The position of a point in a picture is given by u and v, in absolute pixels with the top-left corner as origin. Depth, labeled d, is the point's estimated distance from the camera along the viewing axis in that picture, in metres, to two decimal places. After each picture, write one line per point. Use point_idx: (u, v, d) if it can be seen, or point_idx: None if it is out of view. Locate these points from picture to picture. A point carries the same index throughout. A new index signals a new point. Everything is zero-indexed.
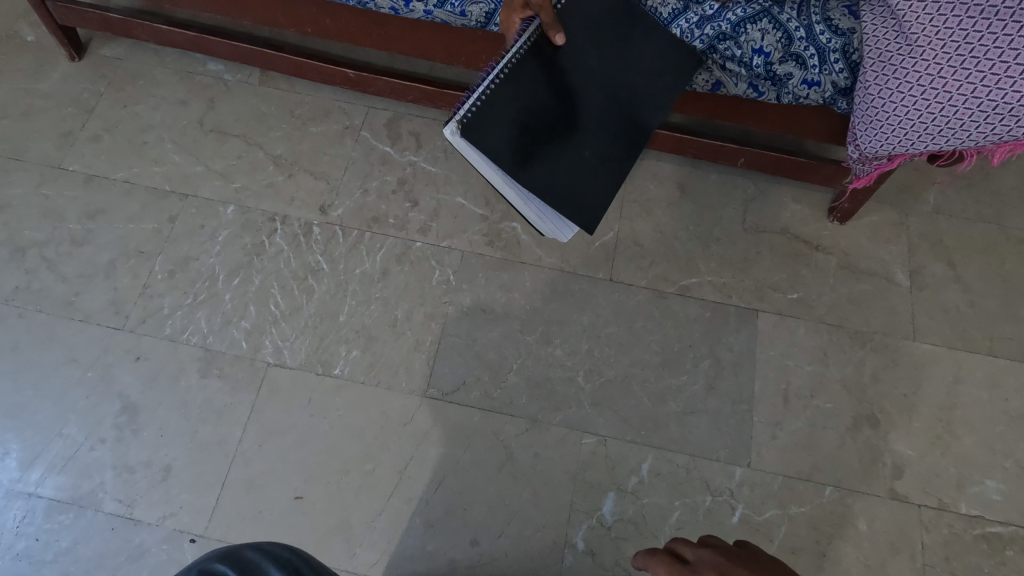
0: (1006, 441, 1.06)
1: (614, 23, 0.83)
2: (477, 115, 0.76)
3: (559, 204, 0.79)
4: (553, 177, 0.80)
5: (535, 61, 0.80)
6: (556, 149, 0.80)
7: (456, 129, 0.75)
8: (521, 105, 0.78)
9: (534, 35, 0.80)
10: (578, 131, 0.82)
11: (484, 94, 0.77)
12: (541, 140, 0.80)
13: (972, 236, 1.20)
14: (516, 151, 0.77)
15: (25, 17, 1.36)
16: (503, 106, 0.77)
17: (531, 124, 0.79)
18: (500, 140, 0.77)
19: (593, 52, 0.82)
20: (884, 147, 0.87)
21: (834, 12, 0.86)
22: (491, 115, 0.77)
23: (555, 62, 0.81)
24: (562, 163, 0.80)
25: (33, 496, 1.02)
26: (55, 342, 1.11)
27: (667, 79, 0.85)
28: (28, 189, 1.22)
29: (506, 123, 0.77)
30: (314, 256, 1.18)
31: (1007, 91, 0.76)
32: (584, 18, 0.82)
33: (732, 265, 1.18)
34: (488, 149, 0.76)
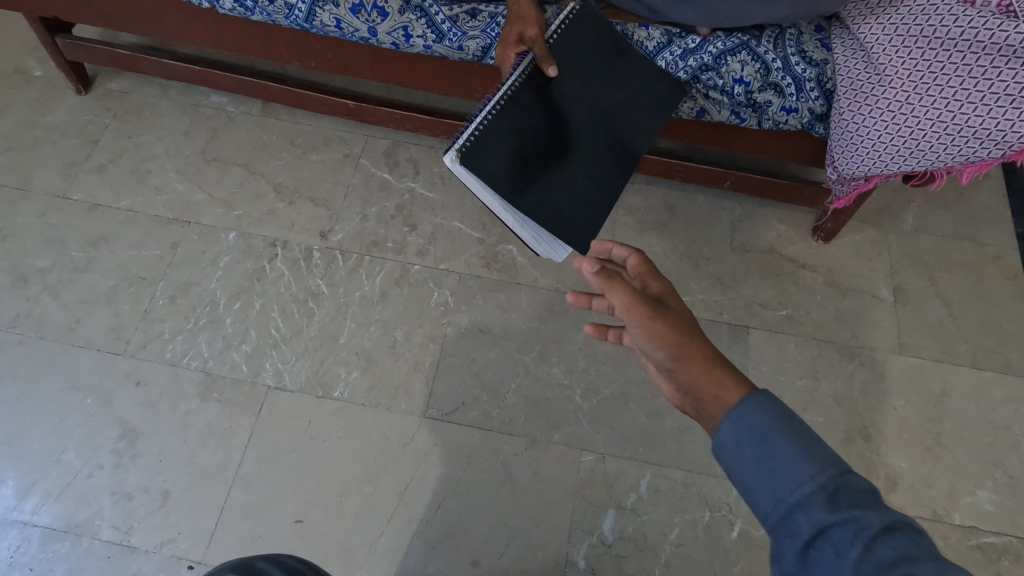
0: (995, 451, 1.09)
1: (604, 54, 0.89)
2: (475, 144, 0.80)
3: (554, 225, 0.83)
4: (547, 200, 0.84)
5: (530, 92, 0.84)
6: (551, 174, 0.85)
7: (456, 157, 0.79)
8: (516, 134, 0.82)
9: (529, 66, 0.85)
10: (571, 158, 0.86)
11: (481, 125, 0.81)
12: (537, 166, 0.84)
13: (950, 253, 1.25)
14: (514, 177, 0.81)
15: (34, 53, 1.41)
16: (502, 135, 0.81)
17: (528, 151, 0.83)
18: (499, 167, 0.81)
19: (585, 82, 0.88)
20: (860, 168, 0.92)
21: (808, 44, 0.92)
22: (490, 144, 0.81)
23: (549, 91, 0.86)
24: (556, 187, 0.85)
25: (28, 525, 1.01)
26: (55, 369, 1.12)
27: (654, 106, 0.91)
28: (32, 219, 1.24)
29: (505, 151, 0.81)
30: (314, 280, 1.20)
31: (970, 116, 0.81)
32: (576, 51, 0.87)
33: (722, 283, 1.21)
34: (486, 175, 0.80)
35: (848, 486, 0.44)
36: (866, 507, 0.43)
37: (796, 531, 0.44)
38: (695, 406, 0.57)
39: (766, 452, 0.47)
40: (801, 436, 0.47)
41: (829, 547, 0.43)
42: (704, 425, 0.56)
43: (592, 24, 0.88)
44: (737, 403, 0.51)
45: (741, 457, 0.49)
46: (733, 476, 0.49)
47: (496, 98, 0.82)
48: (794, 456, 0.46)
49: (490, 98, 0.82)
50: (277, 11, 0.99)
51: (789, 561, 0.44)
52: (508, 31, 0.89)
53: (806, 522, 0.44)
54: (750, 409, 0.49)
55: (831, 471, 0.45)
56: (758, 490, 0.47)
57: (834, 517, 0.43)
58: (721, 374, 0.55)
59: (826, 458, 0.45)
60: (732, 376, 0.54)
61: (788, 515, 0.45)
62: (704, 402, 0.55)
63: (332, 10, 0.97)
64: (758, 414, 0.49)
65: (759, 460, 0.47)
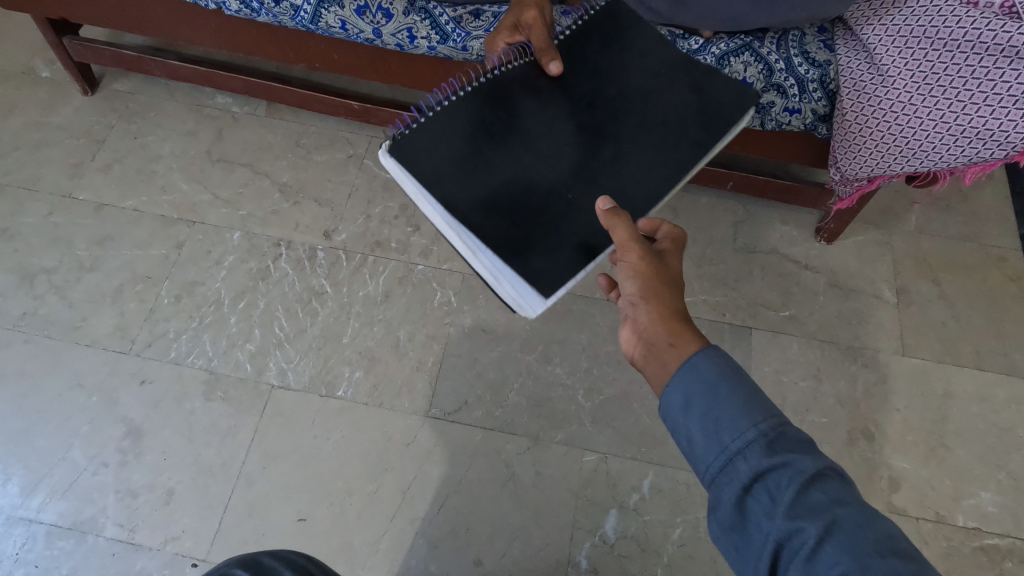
0: (998, 453, 1.09)
1: (609, 59, 0.74)
2: (418, 138, 0.66)
3: (509, 252, 0.63)
4: (502, 219, 0.65)
5: (507, 97, 0.71)
6: (510, 187, 0.67)
7: (389, 148, 0.65)
8: (473, 137, 0.68)
9: (515, 65, 0.72)
10: (542, 169, 0.68)
11: (431, 117, 0.67)
12: (494, 176, 0.67)
13: (953, 254, 1.25)
14: (462, 186, 0.65)
15: (41, 55, 1.42)
16: (456, 136, 0.67)
17: (490, 161, 0.68)
18: (442, 169, 0.66)
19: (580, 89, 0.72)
20: (864, 168, 0.92)
21: (811, 46, 0.93)
22: (438, 144, 0.67)
23: (533, 94, 0.72)
24: (517, 204, 0.66)
25: (34, 522, 1.01)
26: (61, 367, 1.12)
27: (668, 115, 0.70)
28: (38, 218, 1.25)
29: (458, 156, 0.67)
30: (317, 280, 1.21)
31: (973, 116, 0.80)
32: (575, 54, 0.74)
33: (725, 284, 1.22)
34: (423, 175, 0.65)
35: (786, 438, 0.48)
36: (800, 453, 0.47)
37: (736, 480, 0.47)
38: (643, 350, 0.59)
39: (713, 403, 0.51)
40: (747, 390, 0.51)
41: (765, 492, 0.46)
42: (647, 368, 0.59)
43: (601, 26, 0.75)
44: (692, 356, 0.54)
45: (691, 411, 0.52)
46: (677, 428, 0.53)
47: (461, 94, 0.69)
48: (740, 406, 0.50)
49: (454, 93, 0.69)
50: (283, 13, 1.00)
51: (726, 509, 0.47)
52: (504, 23, 0.88)
53: (746, 466, 0.47)
54: (701, 362, 0.53)
55: (771, 424, 0.48)
56: (702, 441, 0.50)
57: (771, 465, 0.47)
58: (682, 327, 0.58)
59: (768, 410, 0.49)
60: (691, 331, 0.57)
61: (729, 466, 0.48)
62: (657, 347, 0.57)
63: (337, 11, 0.97)
64: (708, 368, 0.52)
65: (707, 411, 0.51)
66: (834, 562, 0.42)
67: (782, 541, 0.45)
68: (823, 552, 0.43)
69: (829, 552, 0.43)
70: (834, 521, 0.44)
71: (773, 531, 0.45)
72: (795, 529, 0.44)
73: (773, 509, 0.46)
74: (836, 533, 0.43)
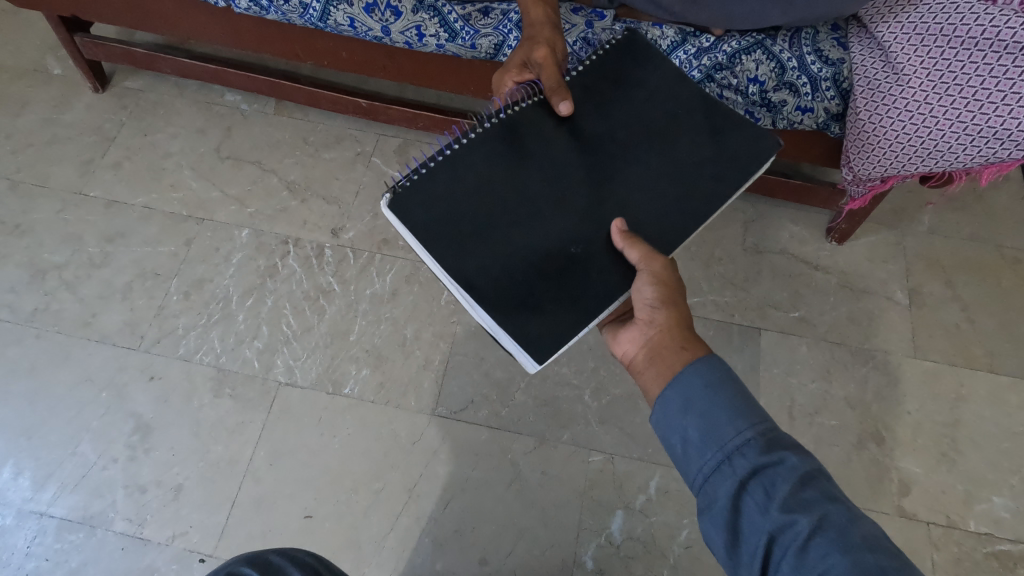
0: (1012, 458, 1.07)
1: (618, 100, 0.73)
2: (418, 188, 0.66)
3: (508, 308, 0.63)
4: (503, 271, 0.64)
5: (513, 139, 0.70)
6: (513, 235, 0.66)
7: (389, 199, 0.65)
8: (474, 185, 0.67)
9: (521, 108, 0.71)
10: (545, 215, 0.67)
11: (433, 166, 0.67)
12: (496, 224, 0.66)
13: (967, 255, 1.23)
14: (464, 235, 0.65)
15: (53, 52, 1.43)
16: (460, 184, 0.67)
17: (494, 207, 0.67)
18: (442, 220, 0.65)
19: (588, 131, 0.71)
20: (877, 169, 0.91)
21: (824, 43, 0.91)
22: (441, 192, 0.66)
23: (540, 135, 0.70)
24: (519, 254, 0.65)
25: (44, 516, 1.03)
26: (71, 362, 1.13)
27: (676, 161, 0.70)
28: (50, 214, 1.26)
29: (459, 205, 0.66)
30: (325, 277, 1.21)
31: (990, 116, 0.79)
32: (584, 94, 0.73)
33: (734, 284, 1.21)
34: (422, 227, 0.64)
35: (777, 438, 0.53)
36: (791, 451, 0.51)
37: (732, 475, 0.51)
38: (649, 355, 0.62)
39: (712, 404, 0.55)
40: (742, 395, 0.55)
41: (760, 488, 0.50)
42: (652, 368, 0.61)
43: (610, 67, 0.75)
44: (701, 361, 0.58)
45: (690, 411, 0.56)
46: (671, 429, 0.57)
47: (465, 141, 0.69)
48: (737, 408, 0.54)
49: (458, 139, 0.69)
50: (292, 11, 1.00)
51: (722, 504, 0.51)
52: (512, 59, 0.84)
53: (742, 463, 0.51)
54: (703, 367, 0.57)
55: (764, 425, 0.53)
56: (699, 438, 0.54)
57: (764, 462, 0.51)
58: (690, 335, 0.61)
59: (761, 414, 0.53)
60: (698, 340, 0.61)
61: (724, 463, 0.52)
62: (669, 350, 0.60)
63: (346, 9, 0.97)
64: (710, 371, 0.56)
65: (705, 411, 0.55)
66: (825, 553, 0.46)
67: (775, 534, 0.48)
68: (815, 544, 0.46)
69: (819, 544, 0.46)
70: (826, 517, 0.47)
71: (767, 524, 0.49)
72: (789, 522, 0.48)
73: (766, 504, 0.49)
74: (827, 527, 0.47)
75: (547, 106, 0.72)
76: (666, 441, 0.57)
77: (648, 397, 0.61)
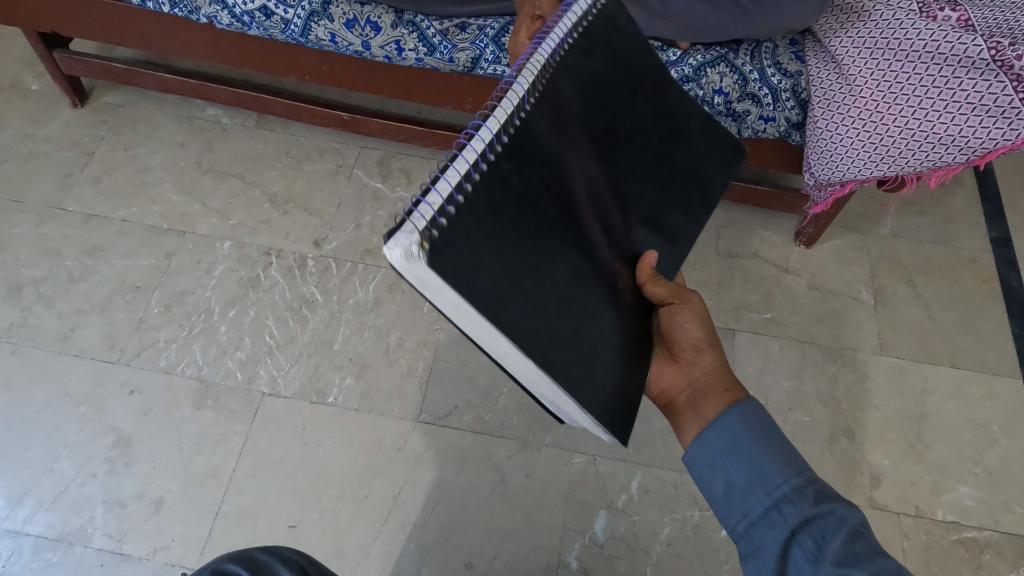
0: (975, 448, 1.12)
1: (614, 87, 0.60)
2: (455, 230, 0.42)
3: (573, 376, 0.50)
4: (559, 327, 0.50)
5: (538, 135, 0.50)
6: (556, 271, 0.51)
7: (419, 254, 0.39)
8: (515, 211, 0.47)
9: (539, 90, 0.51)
10: (579, 243, 0.54)
11: (466, 194, 0.43)
12: (541, 261, 0.49)
13: (928, 256, 1.29)
14: (514, 287, 0.46)
15: (30, 68, 1.43)
16: (502, 213, 0.46)
17: (538, 239, 0.49)
18: (490, 273, 0.44)
19: (594, 125, 0.58)
20: (836, 174, 0.96)
21: (783, 57, 0.97)
22: (478, 225, 0.44)
23: (558, 127, 0.53)
24: (565, 299, 0.52)
25: (20, 534, 1.01)
26: (49, 377, 1.12)
27: (662, 190, 0.65)
28: (27, 229, 1.25)
29: (504, 246, 0.46)
30: (307, 288, 1.22)
31: (935, 123, 0.85)
32: (592, 75, 0.57)
33: (709, 288, 1.24)
34: (473, 294, 0.42)
35: (824, 489, 0.54)
36: (841, 504, 0.53)
37: (783, 523, 0.53)
38: (690, 396, 0.64)
39: (757, 450, 0.57)
40: (788, 444, 0.57)
41: (809, 537, 0.52)
42: (694, 410, 0.62)
43: (613, 45, 0.60)
44: (741, 400, 0.60)
45: (735, 455, 0.57)
46: (712, 470, 0.58)
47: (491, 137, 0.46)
48: (784, 457, 0.56)
49: (479, 134, 0.45)
50: (274, 26, 1.02)
51: (770, 551, 0.53)
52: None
53: (793, 511, 0.53)
54: (746, 409, 0.59)
55: (810, 474, 0.55)
56: (744, 483, 0.56)
57: (814, 513, 0.53)
58: (726, 375, 0.64)
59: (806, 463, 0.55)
60: (733, 379, 0.64)
61: (773, 510, 0.54)
62: (711, 392, 0.63)
63: (327, 24, 1.00)
64: (754, 416, 0.59)
65: (752, 457, 0.56)
66: None
67: None
68: None
69: None
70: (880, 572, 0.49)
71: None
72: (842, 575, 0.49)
73: (817, 556, 0.51)
74: None
75: (559, 83, 0.54)
76: (704, 485, 0.59)
77: (686, 437, 0.62)
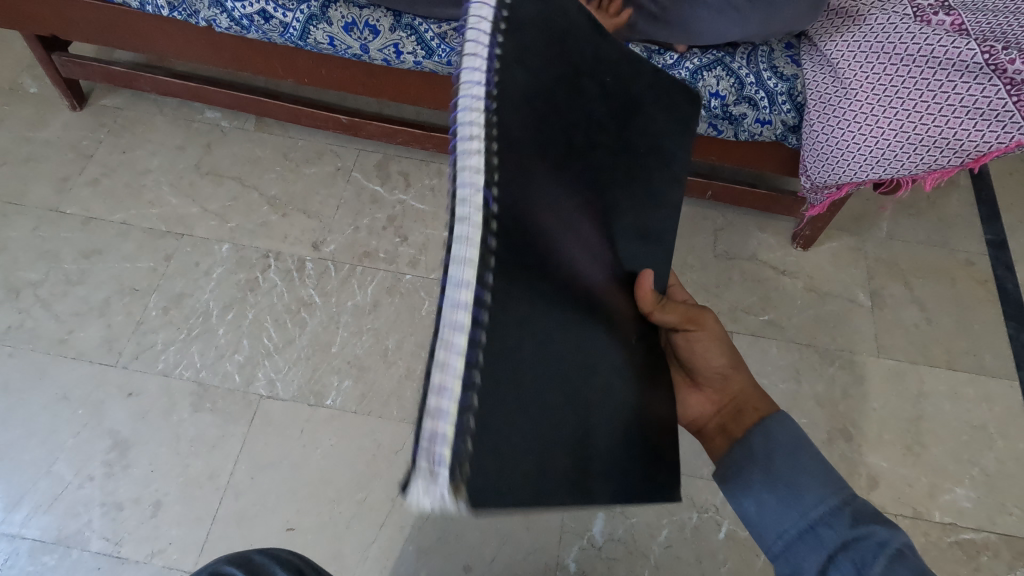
0: (972, 450, 1.12)
1: (586, 70, 0.41)
2: (492, 417, 0.28)
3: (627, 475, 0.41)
4: (603, 428, 0.39)
5: (529, 200, 0.33)
6: (586, 358, 0.39)
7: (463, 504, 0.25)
8: (539, 315, 0.33)
9: (518, 107, 0.33)
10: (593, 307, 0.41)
11: (489, 349, 0.28)
12: (572, 359, 0.37)
13: (924, 259, 1.30)
14: (560, 424, 0.34)
15: (29, 71, 1.43)
16: (528, 343, 0.31)
17: (566, 336, 0.36)
18: (536, 429, 0.31)
19: (566, 135, 0.39)
20: (832, 176, 0.97)
21: (779, 60, 0.97)
22: (505, 403, 0.29)
23: (532, 179, 0.34)
24: (599, 385, 0.40)
25: (17, 537, 1.00)
26: (47, 380, 1.12)
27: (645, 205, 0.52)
28: (25, 232, 1.25)
29: (540, 380, 0.32)
30: (306, 290, 1.22)
31: (930, 126, 0.85)
32: (570, 55, 0.39)
33: (707, 290, 1.25)
34: (532, 483, 0.30)
35: (861, 509, 0.51)
36: (882, 525, 0.50)
37: (819, 546, 0.50)
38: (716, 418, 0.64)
39: (792, 472, 0.53)
40: (825, 464, 0.54)
41: (849, 561, 0.49)
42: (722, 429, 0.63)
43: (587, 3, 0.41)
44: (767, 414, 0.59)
45: (768, 478, 0.54)
46: (744, 494, 0.54)
47: (473, 265, 0.28)
48: (819, 478, 0.53)
49: (452, 274, 0.28)
50: (272, 29, 1.02)
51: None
52: None
53: (830, 534, 0.50)
54: (776, 428, 0.56)
55: (845, 493, 0.52)
56: (779, 508, 0.52)
57: (853, 535, 0.50)
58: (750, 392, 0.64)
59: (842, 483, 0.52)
60: (758, 395, 0.63)
61: (809, 532, 0.51)
62: (735, 410, 0.63)
63: (325, 28, 1.00)
64: (785, 435, 0.56)
65: (787, 481, 0.53)
66: None
67: None
68: None
69: None
70: None
71: None
72: None
73: None
74: None
75: (512, 100, 0.32)
76: (737, 505, 0.55)
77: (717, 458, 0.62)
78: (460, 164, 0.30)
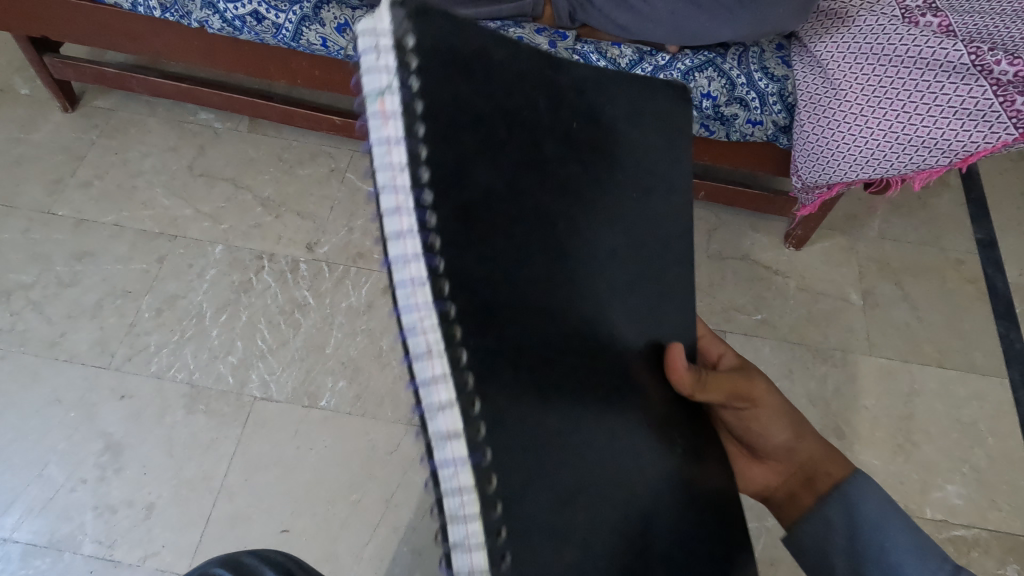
0: (962, 447, 1.13)
1: (557, 133, 0.37)
2: (518, 570, 0.29)
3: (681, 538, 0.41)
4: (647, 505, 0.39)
5: (503, 326, 0.31)
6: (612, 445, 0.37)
7: None
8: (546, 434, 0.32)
9: (476, 232, 0.30)
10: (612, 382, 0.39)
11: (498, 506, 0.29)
12: (593, 456, 0.35)
13: (915, 258, 1.31)
14: (594, 531, 0.34)
15: (20, 72, 1.43)
16: (538, 479, 0.31)
17: (582, 440, 0.35)
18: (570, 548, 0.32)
19: (542, 223, 0.35)
20: (822, 176, 0.97)
21: (770, 61, 0.98)
22: (530, 549, 0.30)
23: (505, 312, 0.31)
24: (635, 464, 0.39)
25: (8, 541, 1.00)
26: (39, 383, 1.11)
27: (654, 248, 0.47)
28: (16, 234, 1.24)
29: (563, 500, 0.32)
30: (299, 291, 1.22)
31: (919, 127, 0.86)
32: (537, 128, 0.35)
33: (700, 290, 1.26)
34: None
35: None
36: None
37: None
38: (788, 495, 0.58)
39: (889, 548, 0.49)
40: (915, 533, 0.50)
41: None
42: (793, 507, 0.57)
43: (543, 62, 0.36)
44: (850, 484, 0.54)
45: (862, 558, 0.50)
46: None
47: (464, 484, 0.28)
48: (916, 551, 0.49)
49: (441, 454, 0.28)
50: (265, 30, 1.02)
51: None
52: None
53: None
54: (859, 498, 0.52)
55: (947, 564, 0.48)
56: None
57: None
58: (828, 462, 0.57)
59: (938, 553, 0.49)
60: (837, 463, 0.57)
61: None
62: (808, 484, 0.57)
63: (318, 29, 1.01)
64: (871, 504, 0.52)
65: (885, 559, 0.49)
66: None
67: None
68: None
69: None
70: None
71: None
72: None
73: None
74: None
75: (458, 239, 0.29)
76: None
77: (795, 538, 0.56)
78: (418, 364, 0.28)
